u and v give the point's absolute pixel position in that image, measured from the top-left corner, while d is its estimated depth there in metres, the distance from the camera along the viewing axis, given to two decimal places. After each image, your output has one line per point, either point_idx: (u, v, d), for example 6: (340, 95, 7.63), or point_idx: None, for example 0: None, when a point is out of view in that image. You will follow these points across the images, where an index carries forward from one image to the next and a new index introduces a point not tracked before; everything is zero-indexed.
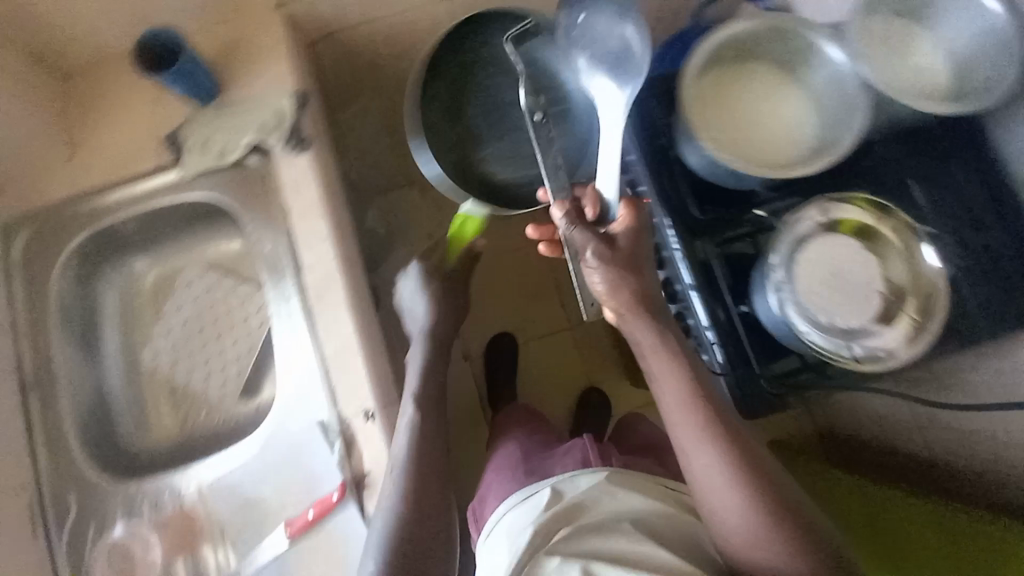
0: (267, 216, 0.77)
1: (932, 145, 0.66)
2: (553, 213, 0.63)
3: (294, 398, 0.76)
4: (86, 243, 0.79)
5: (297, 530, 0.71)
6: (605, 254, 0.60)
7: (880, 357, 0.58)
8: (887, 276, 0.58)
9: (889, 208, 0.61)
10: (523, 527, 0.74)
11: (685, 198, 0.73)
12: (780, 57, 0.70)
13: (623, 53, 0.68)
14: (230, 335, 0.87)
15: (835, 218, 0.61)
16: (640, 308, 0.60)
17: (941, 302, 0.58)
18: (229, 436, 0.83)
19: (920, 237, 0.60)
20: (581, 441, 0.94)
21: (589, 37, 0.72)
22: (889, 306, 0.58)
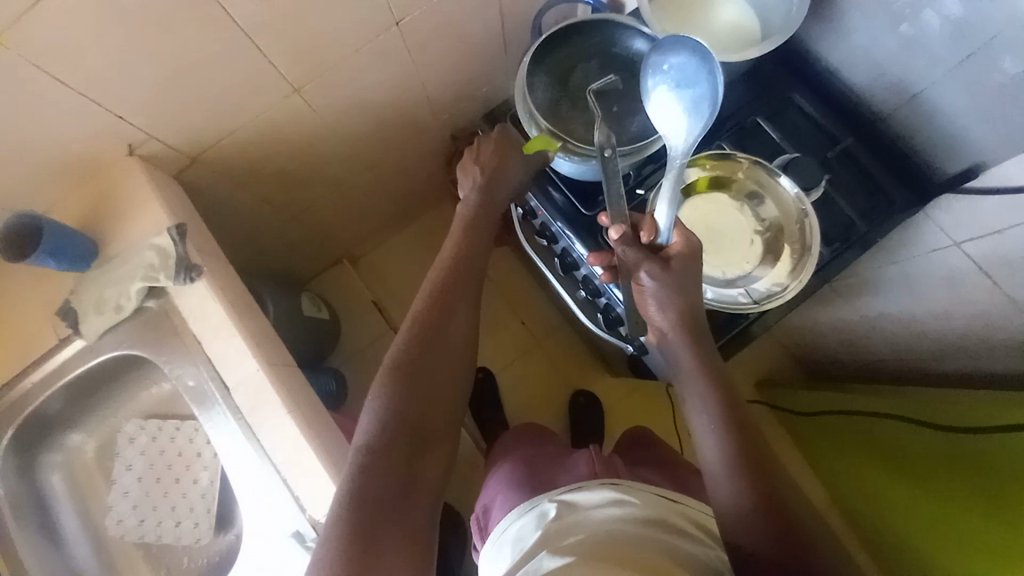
0: (180, 352, 0.77)
1: (760, 91, 0.82)
2: (610, 233, 0.67)
3: (260, 516, 0.73)
4: (16, 436, 0.81)
5: None
6: (661, 276, 0.64)
7: (777, 293, 0.66)
8: (759, 216, 0.69)
9: (733, 156, 0.70)
10: (528, 535, 0.71)
11: (574, 203, 0.84)
12: (604, 58, 0.82)
13: (698, 104, 0.65)
14: (188, 475, 0.87)
15: (692, 181, 0.71)
16: (685, 329, 0.64)
17: (814, 224, 0.67)
18: (217, 572, 0.83)
19: (775, 173, 0.69)
20: (587, 454, 0.93)
21: (671, 82, 0.67)
22: (771, 243, 0.68)
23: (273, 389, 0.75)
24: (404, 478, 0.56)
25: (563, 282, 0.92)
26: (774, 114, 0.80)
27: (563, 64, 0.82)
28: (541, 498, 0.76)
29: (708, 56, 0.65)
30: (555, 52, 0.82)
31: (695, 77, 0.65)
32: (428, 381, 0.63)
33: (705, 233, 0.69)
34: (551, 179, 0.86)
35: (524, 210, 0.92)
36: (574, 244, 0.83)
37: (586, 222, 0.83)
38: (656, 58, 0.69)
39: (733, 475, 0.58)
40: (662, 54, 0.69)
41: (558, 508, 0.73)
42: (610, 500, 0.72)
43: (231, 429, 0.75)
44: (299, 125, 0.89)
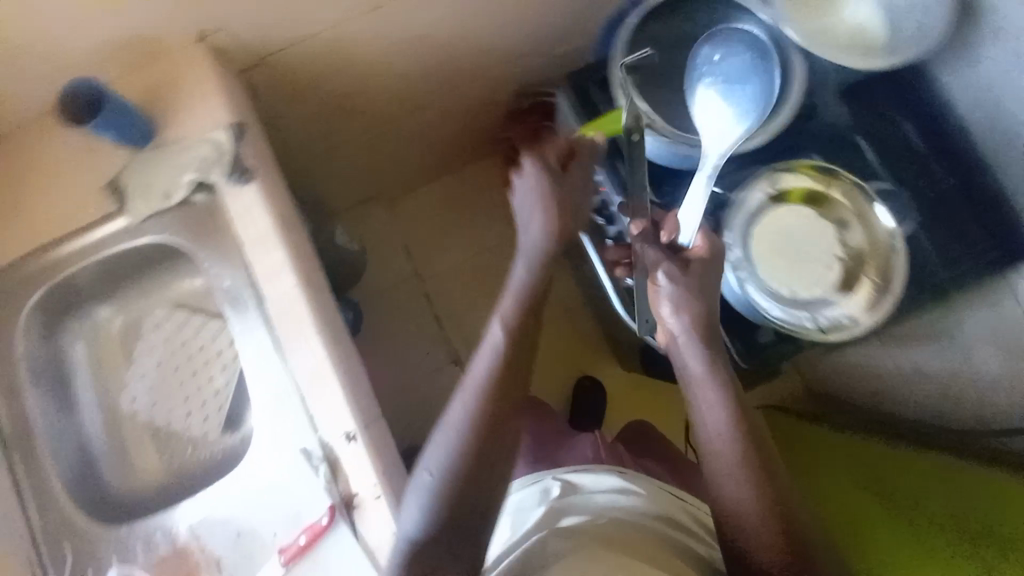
0: (218, 252, 0.77)
1: (867, 105, 0.75)
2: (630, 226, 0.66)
3: (272, 426, 0.74)
4: (45, 299, 0.82)
5: (290, 558, 0.69)
6: (678, 280, 0.62)
7: (843, 324, 0.64)
8: (844, 242, 0.65)
9: (838, 172, 0.66)
10: (530, 509, 0.71)
11: (642, 184, 0.78)
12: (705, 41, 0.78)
13: (748, 100, 0.66)
14: (205, 371, 0.88)
15: (785, 190, 0.67)
16: (699, 334, 0.61)
17: (900, 263, 0.64)
18: (217, 470, 0.84)
19: (873, 202, 0.66)
20: (591, 439, 0.94)
21: (722, 75, 0.68)
22: (849, 272, 0.65)
23: (302, 309, 0.74)
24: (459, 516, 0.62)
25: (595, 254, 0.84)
26: (875, 136, 0.75)
27: (662, 39, 0.77)
28: (544, 474, 0.75)
29: (765, 59, 0.68)
30: (658, 30, 0.78)
31: (746, 76, 0.67)
32: (494, 423, 0.65)
33: (777, 246, 0.65)
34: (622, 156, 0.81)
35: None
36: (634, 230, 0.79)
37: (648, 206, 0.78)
38: (709, 52, 0.70)
39: (748, 488, 0.58)
40: (715, 47, 0.70)
41: (562, 488, 0.72)
42: (616, 490, 0.72)
43: (256, 339, 0.75)
44: (369, 48, 0.86)
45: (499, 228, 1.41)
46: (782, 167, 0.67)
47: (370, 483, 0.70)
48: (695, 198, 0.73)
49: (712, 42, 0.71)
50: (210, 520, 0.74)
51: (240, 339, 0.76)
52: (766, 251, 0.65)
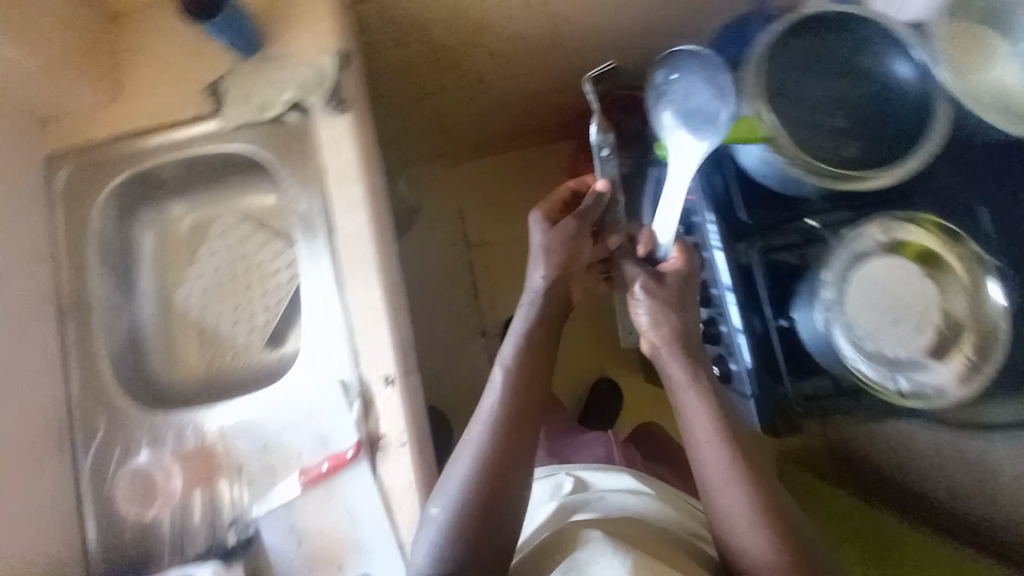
0: (298, 175, 0.78)
1: (1000, 173, 0.69)
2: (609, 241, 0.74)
3: (316, 353, 0.76)
4: (125, 183, 0.85)
5: (311, 480, 0.72)
6: (652, 290, 0.68)
7: (926, 394, 0.57)
8: (947, 309, 0.58)
9: (959, 235, 0.59)
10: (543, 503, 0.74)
11: (734, 199, 0.71)
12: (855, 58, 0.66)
13: (706, 118, 0.62)
14: (260, 286, 0.91)
15: (900, 241, 0.60)
16: (676, 344, 0.66)
17: (1000, 345, 0.57)
18: (253, 381, 0.87)
19: (988, 273, 0.59)
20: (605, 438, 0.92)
21: (680, 97, 0.65)
22: (945, 342, 0.58)
23: (367, 251, 0.75)
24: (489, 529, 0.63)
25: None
26: (1000, 211, 0.69)
27: (807, 43, 0.65)
28: (560, 469, 0.77)
29: (719, 76, 0.64)
30: (795, 39, 0.65)
31: (704, 94, 0.64)
32: (514, 450, 0.66)
33: (880, 299, 0.58)
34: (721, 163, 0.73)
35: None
36: (712, 241, 0.72)
37: (739, 229, 0.70)
38: (664, 77, 0.69)
39: (759, 523, 0.61)
40: (672, 73, 0.69)
41: (573, 484, 0.75)
42: (628, 488, 0.74)
43: (318, 269, 0.76)
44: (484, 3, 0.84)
45: None
46: (904, 220, 0.60)
47: (398, 429, 0.71)
48: (786, 228, 0.69)
49: (667, 69, 0.70)
50: (242, 427, 0.77)
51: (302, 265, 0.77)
52: (864, 300, 0.57)
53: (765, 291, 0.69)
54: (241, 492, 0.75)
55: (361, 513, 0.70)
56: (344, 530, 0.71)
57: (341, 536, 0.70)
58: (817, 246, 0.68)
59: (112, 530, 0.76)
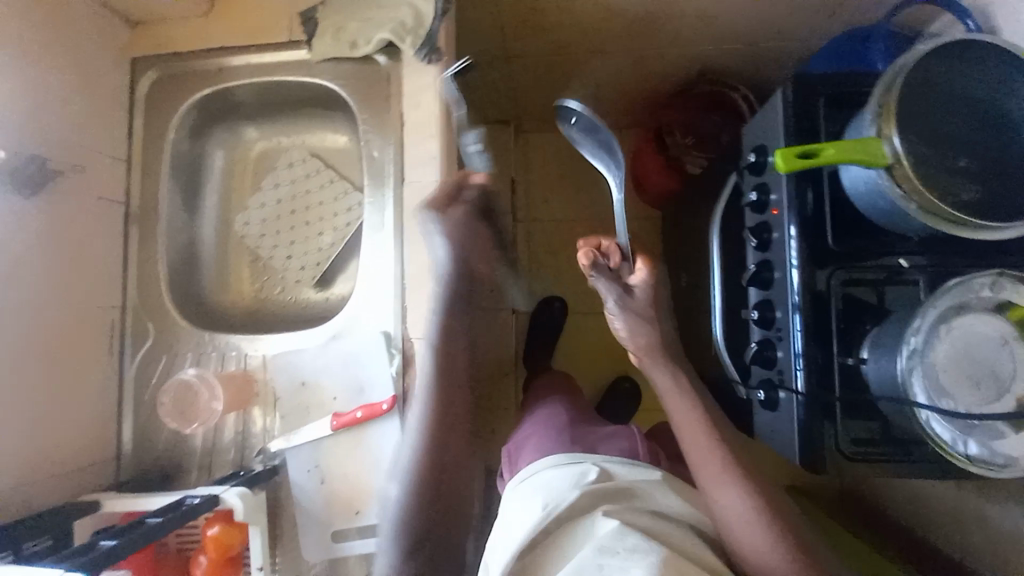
0: (378, 121, 0.77)
1: None
2: (579, 258, 0.68)
3: (364, 302, 0.76)
4: (207, 99, 0.86)
5: (342, 424, 0.73)
6: (625, 301, 0.71)
7: (993, 462, 0.54)
8: None
9: None
10: (565, 491, 0.66)
11: (824, 220, 0.67)
12: (990, 103, 0.56)
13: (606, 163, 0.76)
14: (317, 225, 0.92)
15: (1004, 302, 0.55)
16: (655, 351, 0.72)
17: None
18: (297, 316, 0.89)
19: None
20: (629, 432, 0.86)
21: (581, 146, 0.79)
22: None
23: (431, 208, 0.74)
24: (442, 500, 0.70)
25: (722, 278, 0.83)
26: None
27: (942, 75, 0.56)
28: (585, 457, 0.73)
29: (594, 118, 0.75)
30: (935, 68, 0.56)
31: (594, 137, 0.76)
32: (447, 433, 0.71)
33: (970, 359, 0.54)
34: (818, 179, 0.68)
35: (755, 159, 0.74)
36: (789, 259, 0.67)
37: (821, 254, 0.66)
38: (566, 123, 0.80)
39: (778, 549, 0.60)
40: (569, 118, 0.79)
41: (596, 471, 0.70)
42: (658, 482, 0.70)
43: (380, 218, 0.77)
44: None
45: (610, 205, 1.36)
46: (1015, 279, 0.55)
47: (433, 390, 0.72)
48: (873, 262, 0.65)
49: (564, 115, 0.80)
50: (284, 359, 0.78)
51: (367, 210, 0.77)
52: (950, 355, 0.54)
53: (835, 324, 0.66)
54: (274, 421, 0.78)
55: (387, 462, 0.72)
56: (367, 475, 0.73)
57: (364, 482, 0.73)
58: (898, 286, 0.65)
59: (151, 433, 0.80)
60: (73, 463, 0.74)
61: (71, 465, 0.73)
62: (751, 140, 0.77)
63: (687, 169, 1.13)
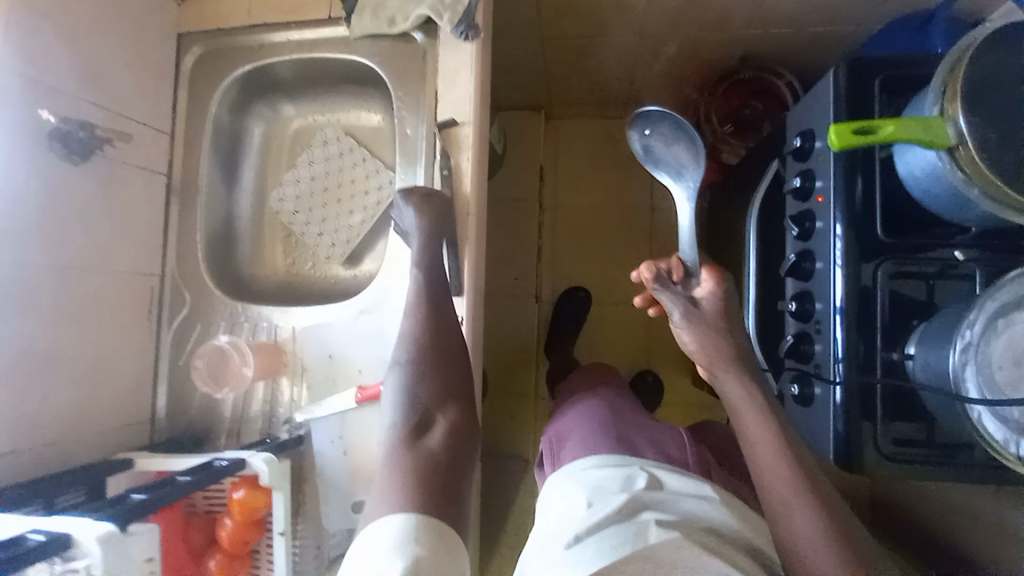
0: (412, 98, 0.78)
1: None
2: (641, 275, 0.71)
3: (394, 279, 0.77)
4: (248, 75, 0.89)
5: (367, 397, 0.73)
6: (692, 314, 0.69)
7: None
8: None
9: None
10: (610, 493, 0.63)
11: (873, 210, 0.63)
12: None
13: (684, 173, 0.75)
14: (348, 202, 0.93)
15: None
16: (727, 363, 0.67)
17: None
18: (327, 292, 0.91)
19: None
20: (680, 437, 0.76)
21: (658, 153, 0.77)
22: None
23: (459, 184, 0.73)
24: (463, 436, 0.61)
25: (759, 269, 0.81)
26: None
27: None
28: (631, 461, 0.69)
29: (681, 121, 0.76)
30: (1010, 50, 0.51)
31: (675, 145, 0.76)
32: (441, 369, 0.64)
33: None
34: (868, 167, 0.64)
35: (800, 145, 0.71)
36: (833, 251, 0.64)
37: (869, 245, 0.63)
38: (640, 134, 0.79)
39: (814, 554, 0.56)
40: (645, 125, 0.79)
41: (645, 478, 0.65)
42: (714, 498, 0.64)
43: None
44: None
45: (641, 195, 1.33)
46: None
47: None
48: (923, 254, 0.62)
49: (638, 124, 0.79)
50: (313, 330, 0.79)
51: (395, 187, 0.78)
52: (1005, 347, 0.50)
53: (881, 320, 0.63)
54: (300, 392, 0.79)
55: None
56: None
57: None
58: (950, 281, 0.62)
59: (184, 399, 0.83)
60: (111, 424, 0.77)
61: (110, 424, 0.77)
62: (796, 127, 0.74)
63: (721, 159, 1.11)
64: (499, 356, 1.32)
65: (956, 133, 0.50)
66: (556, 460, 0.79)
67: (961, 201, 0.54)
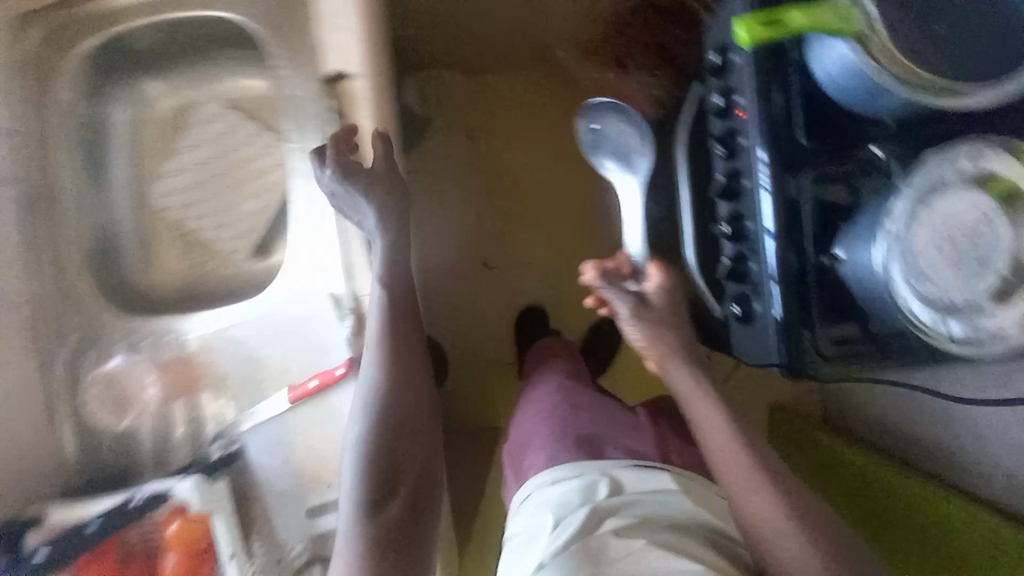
0: (294, 54, 0.69)
1: None
2: (586, 270, 0.68)
3: (308, 264, 0.70)
4: (101, 48, 0.76)
5: (298, 396, 0.67)
6: (640, 311, 0.65)
7: (982, 340, 0.50)
8: (1017, 250, 0.50)
9: None
10: (573, 509, 0.62)
11: (791, 118, 0.63)
12: None
13: (633, 159, 0.86)
14: (246, 187, 0.82)
15: (986, 172, 0.51)
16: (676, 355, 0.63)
17: None
18: (237, 290, 0.81)
19: None
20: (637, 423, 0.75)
21: (608, 142, 0.88)
22: (1008, 286, 0.50)
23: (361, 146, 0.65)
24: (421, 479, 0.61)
25: (691, 195, 0.77)
26: None
27: None
28: (591, 467, 0.67)
29: (624, 110, 0.87)
30: None
31: (622, 134, 0.87)
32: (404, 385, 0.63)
33: (953, 238, 0.50)
34: (782, 76, 0.63)
35: (717, 61, 0.69)
36: (759, 166, 0.63)
37: (790, 154, 0.62)
38: (590, 127, 0.91)
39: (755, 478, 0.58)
40: (593, 117, 0.90)
41: (606, 485, 0.64)
42: (668, 490, 0.66)
43: None
44: None
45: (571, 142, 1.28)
46: (996, 147, 0.51)
47: None
48: (841, 157, 0.62)
49: (586, 118, 0.91)
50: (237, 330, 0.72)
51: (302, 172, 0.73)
52: (922, 232, 0.50)
53: (811, 227, 0.62)
54: (227, 407, 0.71)
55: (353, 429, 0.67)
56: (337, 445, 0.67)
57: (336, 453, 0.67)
58: (872, 180, 0.61)
59: (89, 436, 0.72)
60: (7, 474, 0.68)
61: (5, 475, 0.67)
62: (711, 42, 0.71)
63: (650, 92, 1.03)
64: (453, 332, 1.27)
65: (857, 22, 0.50)
66: (519, 467, 0.75)
67: (873, 95, 0.53)
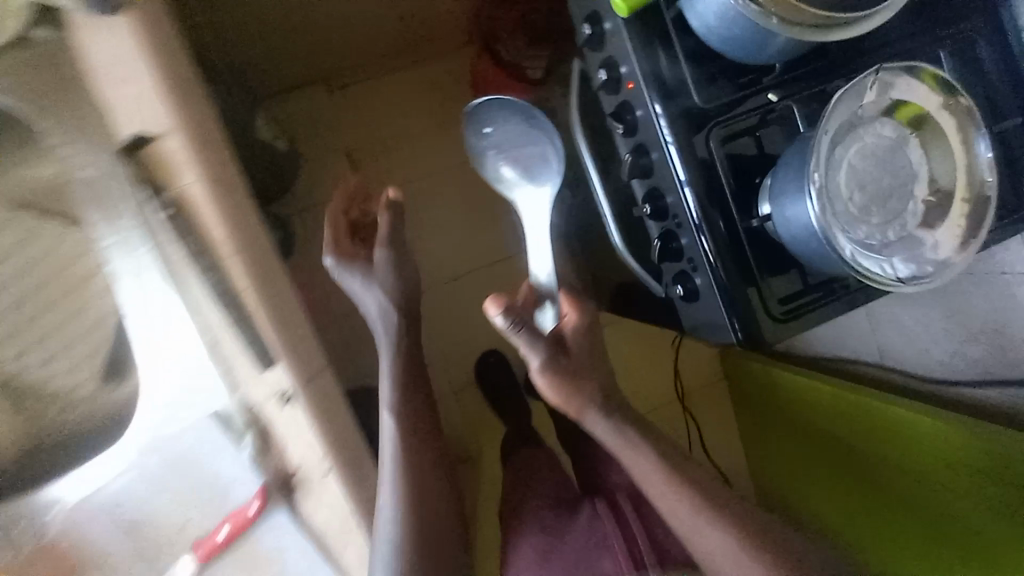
0: (76, 127, 0.53)
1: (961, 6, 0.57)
2: (490, 310, 0.55)
3: (175, 386, 0.55)
4: None
5: (207, 554, 0.56)
6: (555, 357, 0.58)
7: (925, 273, 0.48)
8: (930, 176, 0.49)
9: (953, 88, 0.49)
10: None
11: (684, 79, 0.57)
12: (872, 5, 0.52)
13: (539, 162, 0.75)
14: (69, 303, 0.64)
15: (896, 101, 0.48)
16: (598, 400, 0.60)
17: (989, 209, 0.49)
18: (105, 431, 0.66)
19: (978, 125, 0.49)
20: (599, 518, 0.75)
21: (508, 147, 0.77)
22: (929, 214, 0.49)
23: (197, 229, 0.51)
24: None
25: (602, 178, 0.70)
26: (972, 60, 0.58)
27: None
28: None
29: (522, 108, 0.76)
30: None
31: (523, 135, 0.77)
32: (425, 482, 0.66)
33: (871, 179, 0.47)
34: (664, 36, 0.57)
35: (591, 31, 0.62)
36: (663, 137, 0.58)
37: (691, 117, 0.57)
38: (483, 136, 0.79)
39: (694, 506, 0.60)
40: (485, 120, 0.78)
41: None
42: None
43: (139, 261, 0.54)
44: None
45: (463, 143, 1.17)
46: (904, 71, 0.48)
47: (313, 462, 0.54)
48: (743, 108, 0.57)
49: (474, 125, 0.79)
50: (113, 487, 0.57)
51: (134, 275, 0.54)
52: (842, 180, 0.47)
53: (729, 189, 0.58)
54: None
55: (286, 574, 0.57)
56: None
57: None
58: (773, 127, 0.58)
59: None
60: None
61: None
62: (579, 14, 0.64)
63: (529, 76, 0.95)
64: None
65: None
66: None
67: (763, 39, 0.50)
